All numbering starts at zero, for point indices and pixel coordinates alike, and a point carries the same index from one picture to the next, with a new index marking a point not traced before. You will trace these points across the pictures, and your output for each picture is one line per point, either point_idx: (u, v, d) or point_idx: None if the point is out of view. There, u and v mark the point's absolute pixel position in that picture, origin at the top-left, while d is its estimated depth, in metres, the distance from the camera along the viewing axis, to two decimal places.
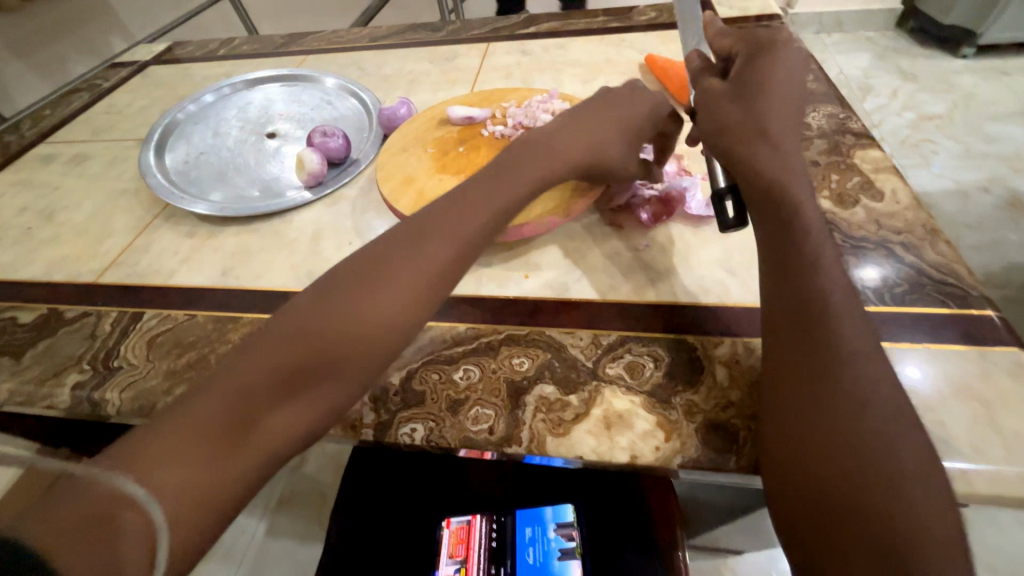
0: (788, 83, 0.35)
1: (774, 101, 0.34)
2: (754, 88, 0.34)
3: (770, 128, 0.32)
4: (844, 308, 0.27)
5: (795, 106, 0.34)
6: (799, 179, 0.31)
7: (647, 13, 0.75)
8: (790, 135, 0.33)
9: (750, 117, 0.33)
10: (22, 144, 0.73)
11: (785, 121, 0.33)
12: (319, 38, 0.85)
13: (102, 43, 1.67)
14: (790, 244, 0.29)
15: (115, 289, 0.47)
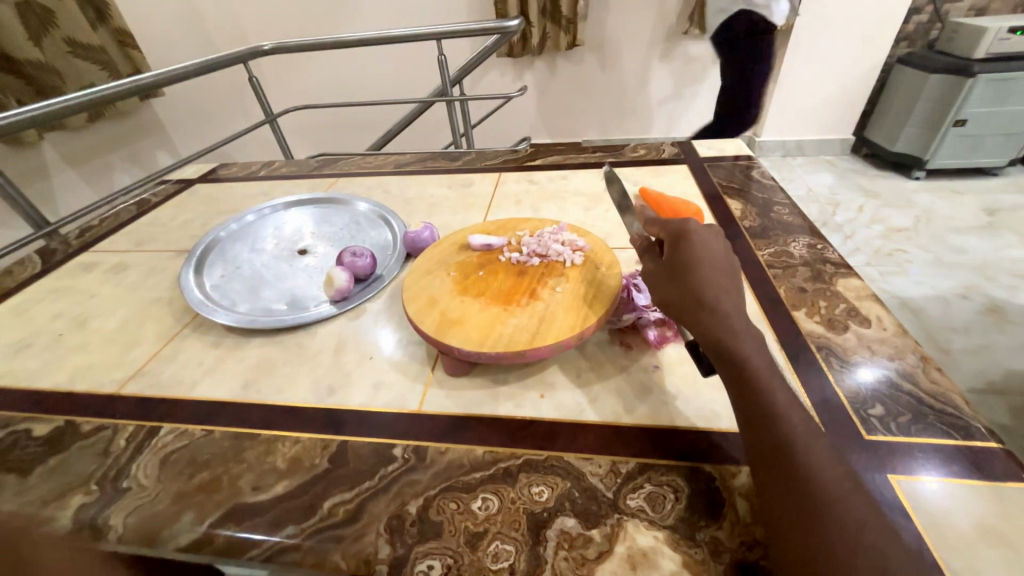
0: (715, 249, 0.39)
1: (708, 270, 0.37)
2: (685, 262, 0.38)
3: (707, 293, 0.35)
4: (819, 448, 0.28)
5: (727, 268, 0.38)
6: (742, 333, 0.33)
7: (638, 151, 0.87)
8: (728, 293, 0.36)
9: (688, 288, 0.36)
10: (67, 252, 0.78)
11: (722, 284, 0.36)
12: (351, 164, 0.97)
13: (149, 156, 1.87)
14: (748, 390, 0.31)
15: (136, 400, 0.47)
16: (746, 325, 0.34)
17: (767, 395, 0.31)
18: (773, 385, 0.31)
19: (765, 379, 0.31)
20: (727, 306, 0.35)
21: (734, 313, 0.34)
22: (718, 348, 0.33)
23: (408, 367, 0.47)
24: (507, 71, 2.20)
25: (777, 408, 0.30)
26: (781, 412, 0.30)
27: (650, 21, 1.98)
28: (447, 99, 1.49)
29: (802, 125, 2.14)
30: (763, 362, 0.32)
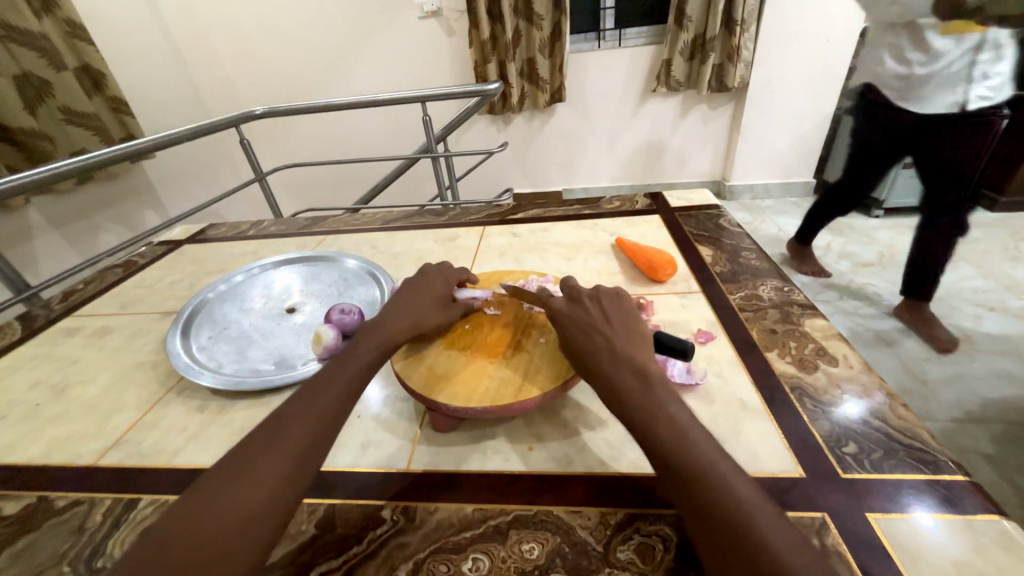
0: (610, 305, 0.45)
1: (603, 324, 0.42)
2: (581, 322, 0.43)
3: (603, 348, 0.40)
4: (720, 468, 0.31)
5: (621, 318, 0.43)
6: (629, 377, 0.37)
7: (613, 203, 0.92)
8: (621, 341, 0.40)
9: (589, 344, 0.41)
10: (48, 318, 0.78)
11: (616, 334, 0.41)
12: (339, 221, 1.00)
13: (135, 217, 1.89)
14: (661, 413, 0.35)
15: (115, 471, 0.46)
16: (636, 369, 0.38)
17: (663, 429, 0.34)
18: (667, 420, 0.34)
19: (660, 416, 0.34)
20: (619, 354, 0.39)
21: (626, 359, 0.39)
22: (615, 398, 0.37)
23: (397, 424, 0.47)
24: (489, 127, 2.34)
25: (675, 441, 0.33)
26: (680, 442, 0.33)
27: (619, 81, 2.16)
28: (432, 156, 1.57)
29: (767, 171, 2.29)
30: (656, 401, 0.35)
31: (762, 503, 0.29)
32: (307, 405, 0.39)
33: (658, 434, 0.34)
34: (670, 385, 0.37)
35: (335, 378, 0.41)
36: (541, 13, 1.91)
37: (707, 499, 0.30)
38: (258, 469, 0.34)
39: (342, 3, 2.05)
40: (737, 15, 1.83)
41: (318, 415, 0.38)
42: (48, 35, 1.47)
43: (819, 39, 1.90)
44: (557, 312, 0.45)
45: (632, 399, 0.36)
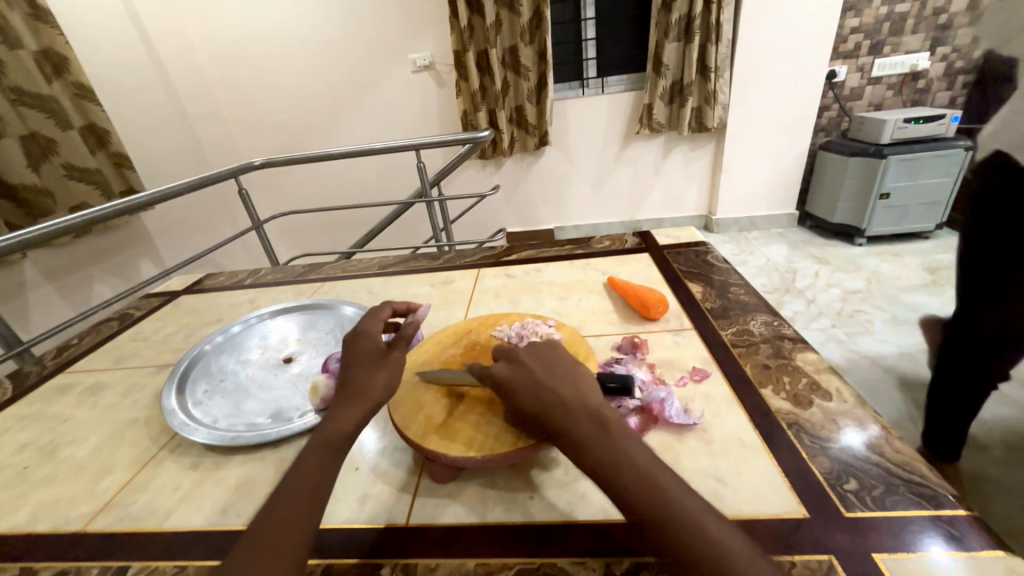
0: (546, 355, 0.46)
1: (548, 374, 0.43)
2: (528, 374, 0.43)
3: (553, 401, 0.40)
4: (690, 509, 0.32)
5: (563, 367, 0.44)
6: (587, 426, 0.37)
7: (603, 242, 0.95)
8: (569, 390, 0.41)
9: (541, 396, 0.40)
10: (40, 375, 0.77)
11: (565, 383, 0.42)
12: (336, 267, 1.02)
13: (131, 267, 1.90)
14: (619, 465, 0.34)
15: (103, 537, 0.45)
16: (590, 417, 0.38)
17: (629, 477, 0.34)
18: (630, 468, 0.34)
19: (622, 463, 0.34)
20: (572, 403, 0.39)
21: (579, 407, 0.39)
22: (577, 450, 0.36)
23: (395, 476, 0.47)
24: (480, 170, 2.42)
25: (642, 488, 0.33)
26: (646, 488, 0.33)
27: (605, 124, 2.27)
28: (426, 200, 1.61)
29: (751, 204, 2.37)
30: (616, 447, 0.35)
31: (739, 541, 0.30)
32: (302, 483, 0.38)
33: (625, 485, 0.33)
34: (626, 427, 0.38)
35: (328, 440, 0.41)
36: (527, 65, 2.04)
37: (685, 545, 0.30)
38: (274, 560, 0.33)
39: (340, 60, 2.17)
40: (711, 62, 1.96)
41: (315, 491, 0.37)
42: (57, 97, 1.54)
43: (788, 82, 2.03)
44: (501, 365, 0.45)
45: (591, 450, 0.36)
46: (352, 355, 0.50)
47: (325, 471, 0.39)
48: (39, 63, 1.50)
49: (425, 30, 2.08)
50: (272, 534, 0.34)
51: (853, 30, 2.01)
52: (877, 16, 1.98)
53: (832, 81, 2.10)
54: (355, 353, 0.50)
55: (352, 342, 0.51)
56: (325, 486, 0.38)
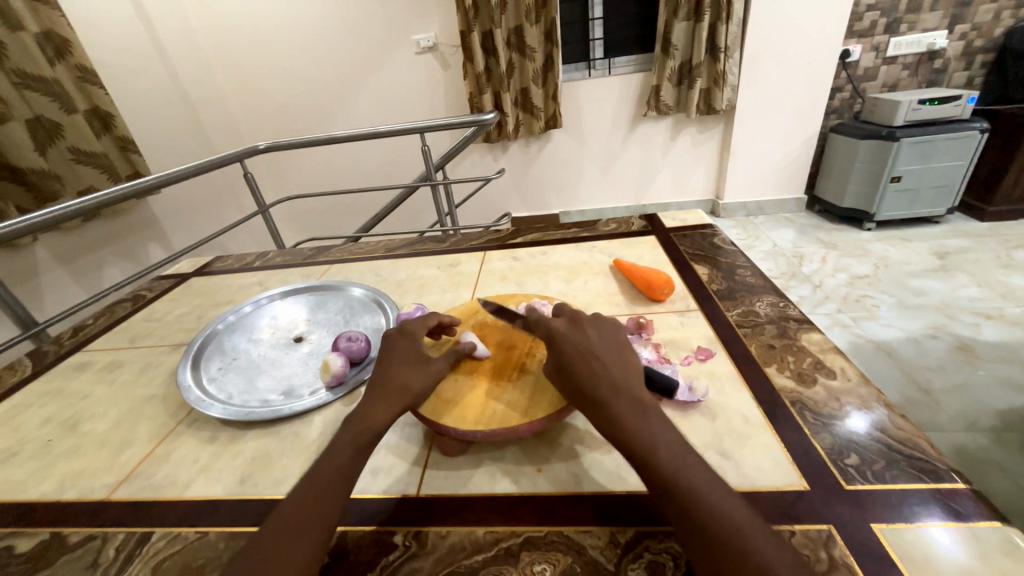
0: (606, 332, 0.45)
1: (599, 351, 0.42)
2: (578, 348, 0.43)
3: (599, 375, 0.40)
4: (718, 493, 0.32)
5: (616, 347, 0.43)
6: (627, 407, 0.37)
7: (609, 225, 0.95)
8: (617, 370, 0.40)
9: (588, 372, 0.40)
10: (59, 353, 0.79)
11: (614, 363, 0.41)
12: (343, 250, 1.03)
13: (140, 250, 1.92)
14: (652, 442, 0.35)
15: (127, 505, 0.47)
16: (632, 397, 0.38)
17: (662, 456, 0.34)
18: (663, 446, 0.35)
19: (656, 444, 0.35)
20: (618, 383, 0.39)
21: (623, 387, 0.39)
22: (614, 426, 0.37)
23: (406, 450, 0.48)
24: (485, 154, 2.40)
25: (674, 467, 0.33)
26: (678, 468, 0.33)
27: (611, 106, 2.23)
28: (431, 184, 1.60)
29: (759, 188, 2.34)
30: (652, 429, 0.36)
31: (762, 530, 0.30)
32: (333, 463, 0.39)
33: (657, 463, 0.34)
34: (662, 413, 0.38)
35: (363, 418, 0.42)
36: (533, 46, 2.00)
37: (709, 525, 0.30)
38: (302, 539, 0.34)
39: (343, 42, 2.14)
40: (720, 43, 1.92)
41: (347, 471, 0.38)
42: (60, 80, 1.54)
43: (799, 63, 1.99)
44: (557, 330, 0.45)
45: (629, 428, 0.36)
46: (391, 352, 0.48)
47: (361, 447, 0.40)
48: (41, 46, 1.49)
49: (429, 10, 2.04)
50: (307, 501, 0.36)
51: (869, 8, 1.95)
52: None
53: (845, 61, 2.05)
54: (394, 340, 0.50)
55: (395, 341, 0.49)
56: (358, 466, 0.39)
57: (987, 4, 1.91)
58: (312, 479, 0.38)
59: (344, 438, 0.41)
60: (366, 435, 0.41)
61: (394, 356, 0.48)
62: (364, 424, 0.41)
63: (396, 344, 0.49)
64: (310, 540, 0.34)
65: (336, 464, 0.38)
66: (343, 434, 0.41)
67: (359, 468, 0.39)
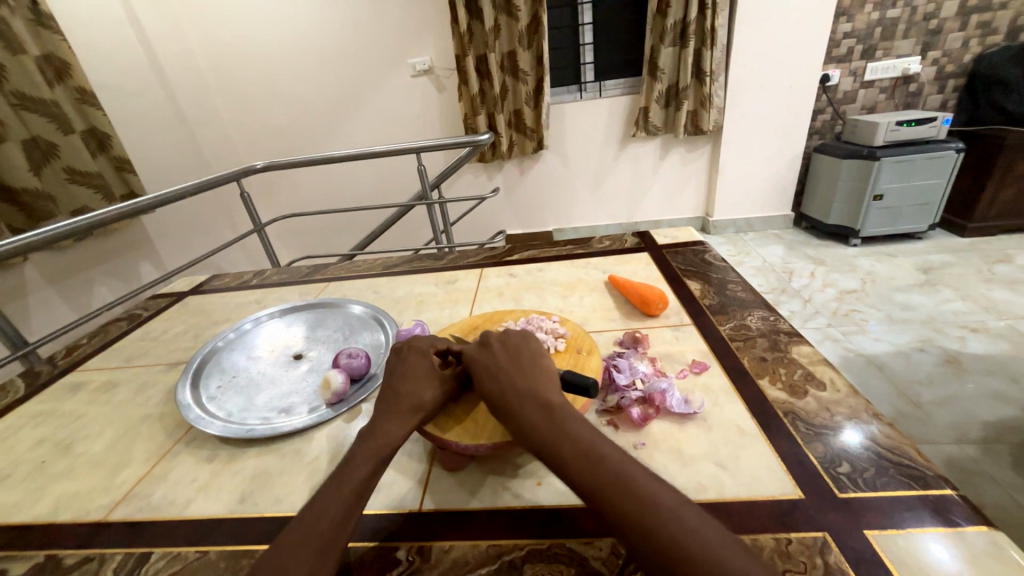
0: (514, 346, 0.48)
1: (507, 366, 0.46)
2: (488, 368, 0.46)
3: (508, 388, 0.43)
4: (630, 474, 0.34)
5: (523, 359, 0.46)
6: (535, 412, 0.40)
7: (603, 242, 0.97)
8: (524, 381, 0.44)
9: (498, 389, 0.44)
10: (52, 374, 0.78)
11: (522, 376, 0.44)
12: (341, 268, 1.03)
13: (131, 269, 1.91)
14: (563, 438, 0.37)
15: (124, 526, 0.46)
16: (539, 404, 0.41)
17: (569, 450, 0.36)
18: (572, 438, 0.37)
19: (566, 440, 0.37)
20: (524, 393, 0.42)
21: (530, 396, 0.42)
22: (527, 434, 0.39)
23: (407, 466, 0.48)
24: (479, 174, 2.45)
25: (583, 459, 0.35)
26: (587, 458, 0.35)
27: (602, 127, 2.30)
28: (426, 203, 1.62)
29: (748, 206, 2.40)
30: (559, 426, 0.38)
31: (673, 502, 0.32)
32: (347, 480, 0.39)
33: (567, 458, 0.36)
34: (573, 410, 0.40)
35: (375, 438, 0.42)
36: (526, 70, 2.06)
37: (621, 507, 0.32)
38: (320, 552, 0.34)
39: (341, 65, 2.20)
40: (706, 67, 1.99)
41: (360, 488, 0.39)
42: (58, 101, 1.55)
43: (781, 87, 2.07)
44: (468, 356, 0.48)
45: (538, 432, 0.38)
46: (402, 367, 0.49)
47: (376, 464, 0.40)
48: (41, 68, 1.51)
49: (425, 35, 2.10)
50: (321, 517, 0.36)
51: (846, 35, 2.05)
52: (869, 21, 2.02)
53: (825, 85, 2.14)
54: (406, 354, 0.50)
55: (408, 354, 0.50)
56: (370, 484, 0.40)
57: (956, 32, 2.02)
58: (328, 492, 0.38)
59: (362, 452, 0.41)
60: (382, 449, 0.41)
61: (407, 371, 0.48)
62: (382, 439, 0.42)
63: (408, 358, 0.50)
64: (329, 553, 0.34)
65: (353, 478, 0.39)
66: (359, 450, 0.41)
67: (373, 485, 0.40)
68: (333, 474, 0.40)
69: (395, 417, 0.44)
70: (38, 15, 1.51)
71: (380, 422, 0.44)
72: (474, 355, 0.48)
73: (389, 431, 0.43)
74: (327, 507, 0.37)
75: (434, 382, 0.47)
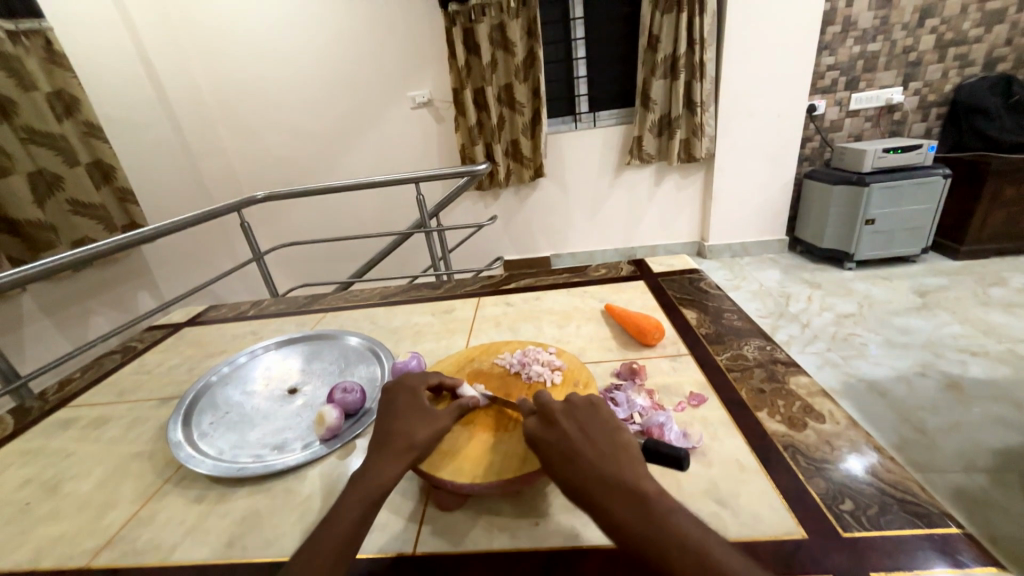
0: (581, 417, 0.44)
1: (581, 443, 0.41)
2: (559, 447, 0.41)
3: (589, 471, 0.38)
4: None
5: (596, 431, 0.42)
6: (629, 506, 0.35)
7: (600, 270, 0.98)
8: (605, 464, 0.39)
9: (576, 473, 0.38)
10: (43, 409, 0.77)
11: (599, 454, 0.40)
12: (339, 298, 1.04)
13: (129, 299, 1.91)
14: (666, 542, 0.33)
15: (106, 573, 0.44)
16: (631, 493, 0.36)
17: (682, 560, 0.32)
18: (679, 542, 0.33)
19: (673, 545, 0.33)
20: (611, 480, 0.37)
21: (618, 481, 0.37)
22: (624, 534, 0.34)
23: (401, 506, 0.47)
24: (477, 202, 2.48)
25: (702, 571, 0.31)
26: (708, 572, 0.31)
27: (598, 156, 2.35)
28: (424, 231, 1.64)
29: (742, 231, 2.44)
30: (661, 525, 0.34)
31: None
32: (337, 525, 0.38)
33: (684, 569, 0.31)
34: (668, 502, 0.36)
35: (367, 480, 0.41)
36: (522, 102, 2.13)
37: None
38: None
39: (343, 99, 2.27)
40: (696, 98, 2.06)
41: (351, 534, 0.38)
42: (66, 135, 1.59)
43: (770, 116, 2.14)
44: (531, 426, 0.44)
45: (637, 531, 0.34)
46: (398, 406, 0.49)
47: (367, 507, 0.39)
48: (51, 104, 1.56)
49: (425, 70, 2.18)
50: (309, 566, 0.35)
51: (829, 68, 2.14)
52: (851, 54, 2.10)
53: (812, 114, 2.21)
54: (402, 393, 0.50)
55: (404, 394, 0.50)
56: (360, 529, 0.38)
57: (934, 64, 2.10)
58: (318, 540, 0.37)
59: (354, 495, 0.40)
60: (375, 492, 0.40)
61: (402, 410, 0.48)
62: (374, 480, 0.41)
63: (404, 397, 0.49)
64: None
65: (344, 523, 0.38)
66: (351, 493, 0.41)
67: (366, 530, 0.39)
68: (325, 519, 0.39)
69: (390, 458, 0.43)
70: (52, 54, 1.57)
71: (374, 463, 0.43)
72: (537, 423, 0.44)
73: (382, 472, 0.42)
74: (317, 557, 0.36)
75: (426, 420, 0.47)
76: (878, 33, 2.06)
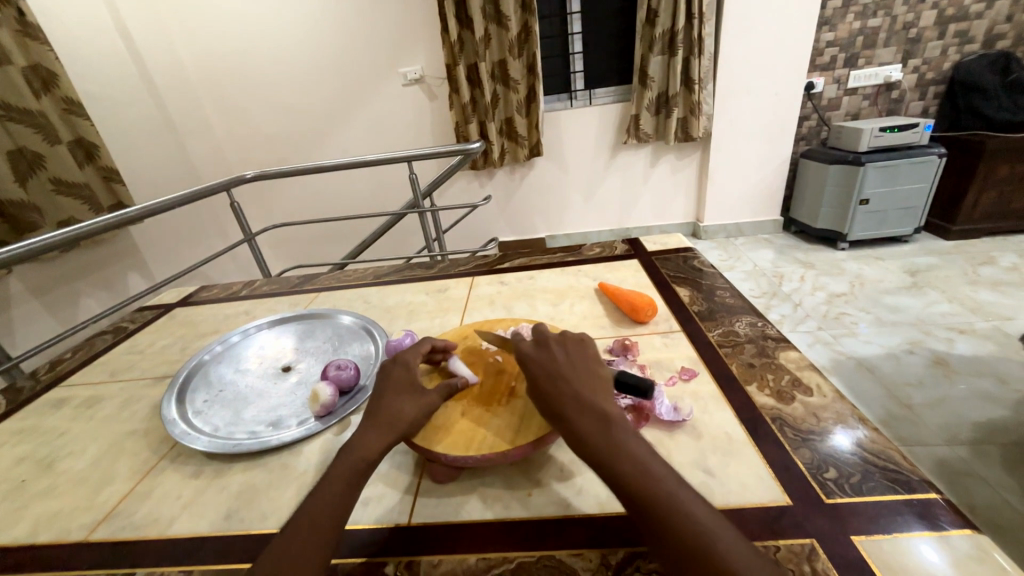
0: (572, 348, 0.47)
1: (566, 369, 0.44)
2: (544, 369, 0.45)
3: (566, 392, 0.42)
4: (681, 498, 0.34)
5: (583, 363, 0.45)
6: (592, 421, 0.39)
7: (594, 249, 0.98)
8: (585, 389, 0.42)
9: (556, 392, 0.42)
10: (34, 389, 0.77)
11: (579, 380, 0.43)
12: (332, 278, 1.03)
13: (118, 281, 1.88)
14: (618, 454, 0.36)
15: (103, 548, 0.45)
16: (596, 409, 0.40)
17: (628, 467, 0.36)
18: (630, 456, 0.36)
19: (623, 455, 0.36)
20: (585, 400, 0.41)
21: (587, 403, 0.41)
22: (583, 445, 0.38)
23: (396, 478, 0.48)
24: (471, 182, 2.45)
25: (641, 475, 0.35)
26: (643, 476, 0.35)
27: (592, 133, 2.31)
28: (418, 212, 1.61)
29: (737, 211, 2.43)
30: (612, 430, 0.38)
31: (703, 506, 0.34)
32: (323, 498, 0.39)
33: (623, 472, 0.35)
34: (630, 425, 0.39)
35: (352, 454, 0.42)
36: (516, 79, 2.09)
37: (673, 530, 0.32)
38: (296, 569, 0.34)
39: (331, 76, 2.20)
40: (695, 75, 2.02)
41: (337, 505, 0.38)
42: (45, 112, 1.54)
43: (768, 94, 2.10)
44: (525, 355, 0.47)
45: (596, 442, 0.37)
46: (386, 382, 0.49)
47: (353, 479, 0.40)
48: (27, 79, 1.50)
49: (416, 45, 2.12)
50: (296, 537, 0.36)
51: (829, 44, 2.10)
52: (851, 30, 2.06)
53: (810, 92, 2.18)
54: (389, 369, 0.50)
55: (391, 370, 0.50)
56: (347, 499, 0.39)
57: (935, 40, 2.07)
58: (306, 510, 0.38)
59: (338, 470, 0.41)
60: (357, 470, 0.41)
61: (390, 385, 0.48)
62: (360, 452, 0.42)
63: (392, 373, 0.49)
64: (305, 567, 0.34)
65: (329, 497, 0.39)
66: (339, 464, 0.41)
67: (352, 506, 0.39)
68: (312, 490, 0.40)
69: (376, 432, 0.43)
70: (25, 27, 1.50)
71: (360, 437, 0.43)
72: (527, 353, 0.47)
73: (367, 445, 0.42)
74: (304, 527, 0.37)
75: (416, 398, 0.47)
76: (879, 8, 2.02)
